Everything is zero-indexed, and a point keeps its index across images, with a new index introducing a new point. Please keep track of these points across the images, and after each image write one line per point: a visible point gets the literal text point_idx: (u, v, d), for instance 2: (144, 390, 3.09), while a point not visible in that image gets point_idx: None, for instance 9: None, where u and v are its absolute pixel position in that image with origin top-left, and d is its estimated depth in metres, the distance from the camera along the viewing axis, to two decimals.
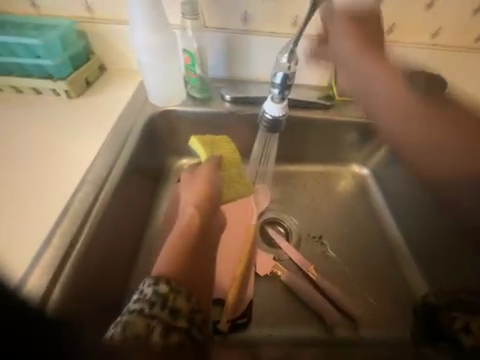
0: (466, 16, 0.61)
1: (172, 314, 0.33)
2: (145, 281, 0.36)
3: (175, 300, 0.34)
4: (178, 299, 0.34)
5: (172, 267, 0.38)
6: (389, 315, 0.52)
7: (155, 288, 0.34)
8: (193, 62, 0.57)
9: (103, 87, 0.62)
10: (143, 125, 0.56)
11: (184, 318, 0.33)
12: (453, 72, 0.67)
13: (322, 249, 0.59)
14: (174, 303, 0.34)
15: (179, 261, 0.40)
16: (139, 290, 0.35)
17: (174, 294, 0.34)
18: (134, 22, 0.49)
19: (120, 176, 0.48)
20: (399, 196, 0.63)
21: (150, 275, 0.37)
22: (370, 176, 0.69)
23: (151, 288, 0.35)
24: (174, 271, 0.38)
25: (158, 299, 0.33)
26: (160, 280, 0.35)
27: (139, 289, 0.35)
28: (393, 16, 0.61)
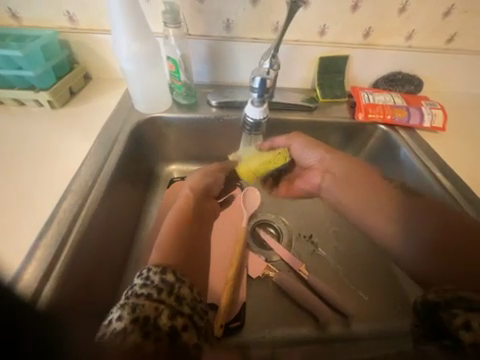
0: (437, 20, 0.64)
1: (177, 300, 0.34)
2: (151, 269, 0.37)
3: (181, 288, 0.36)
4: (183, 288, 0.36)
5: (168, 258, 0.41)
6: (380, 309, 0.53)
7: (162, 276, 0.36)
8: (177, 69, 0.58)
9: (88, 97, 0.62)
10: (129, 132, 0.56)
11: (188, 305, 0.35)
12: (428, 72, 0.71)
13: (313, 248, 0.60)
14: (180, 290, 0.35)
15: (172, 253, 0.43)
16: (145, 277, 0.36)
17: (179, 283, 0.36)
18: (115, 29, 0.48)
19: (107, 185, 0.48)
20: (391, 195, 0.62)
21: (155, 264, 0.38)
22: None
23: (158, 276, 0.36)
24: (170, 261, 0.41)
25: (165, 285, 0.35)
26: (166, 269, 0.37)
27: (144, 276, 0.36)
28: (369, 20, 0.63)
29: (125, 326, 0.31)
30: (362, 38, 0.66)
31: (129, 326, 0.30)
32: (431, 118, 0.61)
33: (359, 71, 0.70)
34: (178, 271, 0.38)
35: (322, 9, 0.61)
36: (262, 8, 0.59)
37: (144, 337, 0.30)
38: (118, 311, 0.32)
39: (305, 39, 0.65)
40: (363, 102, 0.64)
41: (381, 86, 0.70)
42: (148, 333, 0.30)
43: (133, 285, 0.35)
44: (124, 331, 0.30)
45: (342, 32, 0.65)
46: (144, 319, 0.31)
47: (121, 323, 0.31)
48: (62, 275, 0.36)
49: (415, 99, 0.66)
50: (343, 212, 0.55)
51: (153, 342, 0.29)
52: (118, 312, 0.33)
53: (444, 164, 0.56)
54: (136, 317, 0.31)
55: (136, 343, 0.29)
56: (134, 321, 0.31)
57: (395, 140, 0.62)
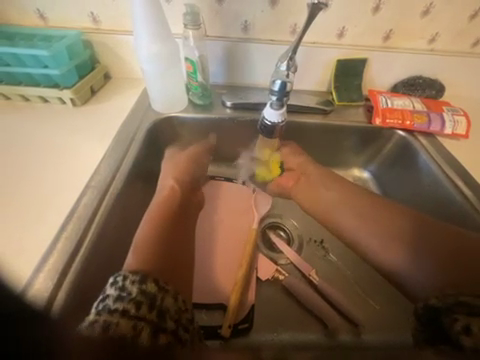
0: (462, 23, 0.62)
1: (160, 314, 0.33)
2: (127, 278, 0.35)
3: (163, 302, 0.35)
4: (166, 299, 0.35)
5: (151, 257, 0.40)
6: (393, 319, 0.51)
7: (141, 286, 0.34)
8: (194, 70, 0.58)
9: (107, 96, 0.64)
10: (146, 131, 0.58)
11: (172, 319, 0.34)
12: (450, 76, 0.69)
13: (324, 253, 0.59)
14: (162, 303, 0.34)
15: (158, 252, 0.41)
16: (120, 288, 0.34)
17: (162, 294, 0.35)
18: (138, 30, 0.49)
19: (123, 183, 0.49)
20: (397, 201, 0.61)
21: (132, 271, 0.36)
22: (371, 180, 0.69)
23: (136, 286, 0.34)
24: (153, 261, 0.39)
25: (145, 298, 0.33)
26: (147, 278, 0.36)
27: (119, 285, 0.34)
28: (390, 22, 0.62)
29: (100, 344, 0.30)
30: (382, 41, 0.65)
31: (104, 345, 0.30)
32: (452, 125, 0.59)
33: (378, 74, 0.68)
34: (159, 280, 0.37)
35: (341, 11, 0.61)
36: (280, 10, 0.59)
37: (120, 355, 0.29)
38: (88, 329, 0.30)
39: (322, 42, 0.65)
40: (381, 106, 0.63)
41: (399, 90, 0.68)
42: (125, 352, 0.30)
43: (106, 296, 0.34)
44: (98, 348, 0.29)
45: (361, 34, 0.64)
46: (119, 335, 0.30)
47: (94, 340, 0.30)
48: (81, 267, 0.38)
49: (435, 104, 0.64)
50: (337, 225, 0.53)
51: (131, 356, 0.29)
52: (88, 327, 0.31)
53: (465, 172, 0.54)
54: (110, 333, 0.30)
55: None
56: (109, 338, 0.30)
57: (413, 147, 0.60)
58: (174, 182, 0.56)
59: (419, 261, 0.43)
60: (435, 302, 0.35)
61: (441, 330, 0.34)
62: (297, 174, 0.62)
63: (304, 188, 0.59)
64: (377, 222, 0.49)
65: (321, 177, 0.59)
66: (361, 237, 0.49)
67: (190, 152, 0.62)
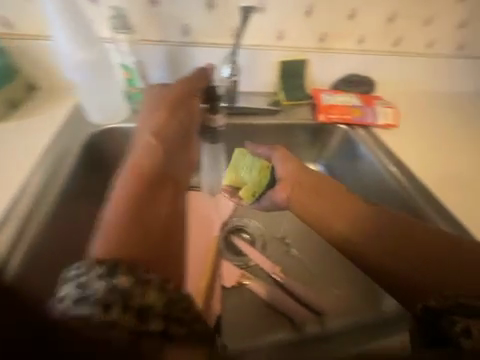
0: (382, 25, 0.69)
1: (145, 309, 0.27)
2: (92, 271, 0.29)
3: (148, 287, 0.28)
4: (149, 292, 0.28)
5: (125, 244, 0.33)
6: (352, 301, 0.55)
7: (112, 281, 0.28)
8: (133, 77, 0.55)
9: (34, 108, 0.56)
10: (82, 145, 0.53)
11: (160, 315, 0.27)
12: (381, 73, 0.76)
13: (286, 249, 0.60)
14: (142, 300, 0.27)
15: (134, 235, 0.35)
16: (81, 286, 0.28)
17: (144, 287, 0.28)
18: (59, 40, 0.47)
19: None
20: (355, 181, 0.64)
21: (98, 262, 0.30)
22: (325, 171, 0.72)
23: (105, 281, 0.28)
24: (129, 249, 0.33)
25: (117, 297, 0.27)
26: (128, 267, 0.30)
27: (80, 283, 0.28)
28: (323, 25, 0.66)
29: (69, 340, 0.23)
30: (319, 42, 0.69)
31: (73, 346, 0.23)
32: (383, 117, 0.66)
33: (319, 74, 0.72)
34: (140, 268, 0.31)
35: (277, 15, 0.63)
36: (218, 14, 0.59)
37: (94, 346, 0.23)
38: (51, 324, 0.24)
39: (264, 44, 0.66)
40: (322, 103, 0.67)
41: (340, 87, 0.73)
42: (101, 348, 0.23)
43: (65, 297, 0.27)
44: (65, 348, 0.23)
45: (299, 36, 0.67)
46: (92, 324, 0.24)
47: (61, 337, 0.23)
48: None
49: (370, 99, 0.70)
50: (317, 223, 0.48)
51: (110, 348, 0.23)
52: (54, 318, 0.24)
53: (395, 159, 0.60)
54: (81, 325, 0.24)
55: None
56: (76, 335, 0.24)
57: (354, 140, 0.65)
58: (143, 157, 0.45)
59: (418, 269, 0.40)
60: (433, 303, 0.35)
61: (438, 331, 0.33)
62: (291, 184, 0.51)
63: (300, 200, 0.50)
64: (377, 230, 0.44)
65: (317, 186, 0.50)
66: (345, 235, 0.45)
67: (172, 92, 0.52)
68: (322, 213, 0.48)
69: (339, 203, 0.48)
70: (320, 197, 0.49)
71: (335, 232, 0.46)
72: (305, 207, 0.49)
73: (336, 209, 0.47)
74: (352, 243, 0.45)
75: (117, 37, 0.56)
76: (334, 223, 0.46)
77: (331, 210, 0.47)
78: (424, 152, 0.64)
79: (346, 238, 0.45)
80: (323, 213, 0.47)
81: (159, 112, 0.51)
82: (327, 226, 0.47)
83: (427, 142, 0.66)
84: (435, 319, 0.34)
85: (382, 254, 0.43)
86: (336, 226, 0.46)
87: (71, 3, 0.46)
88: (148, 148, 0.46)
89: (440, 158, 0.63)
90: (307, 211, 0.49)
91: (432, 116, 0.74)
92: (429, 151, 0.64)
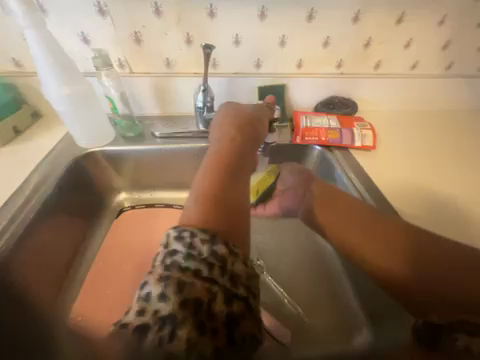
0: (360, 50, 0.71)
1: (232, 280, 0.27)
2: (195, 235, 0.28)
3: (226, 265, 0.27)
4: (237, 264, 0.28)
5: (206, 215, 0.31)
6: (322, 330, 0.51)
7: (213, 247, 0.28)
8: (114, 106, 0.63)
9: (34, 134, 0.64)
10: (65, 167, 0.57)
11: (244, 285, 0.28)
12: (362, 95, 0.77)
13: (259, 273, 0.59)
14: (234, 268, 0.28)
15: (214, 207, 0.32)
16: (188, 245, 0.27)
17: (233, 257, 0.28)
18: (44, 74, 0.52)
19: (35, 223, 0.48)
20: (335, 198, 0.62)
21: (198, 230, 0.29)
22: None
23: (207, 246, 0.27)
24: (211, 217, 0.31)
25: (217, 261, 0.27)
26: (215, 238, 0.29)
27: (187, 241, 0.28)
28: (298, 53, 0.70)
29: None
30: (296, 68, 0.72)
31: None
32: (361, 139, 0.66)
33: (299, 97, 0.75)
34: (218, 237, 0.29)
35: (253, 45, 0.67)
36: (197, 48, 0.65)
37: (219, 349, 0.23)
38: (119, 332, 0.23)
39: (243, 72, 0.70)
40: (301, 126, 0.68)
41: (320, 109, 0.74)
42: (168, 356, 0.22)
43: (174, 251, 0.27)
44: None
45: (276, 64, 0.71)
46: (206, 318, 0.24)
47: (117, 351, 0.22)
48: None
49: (351, 121, 0.70)
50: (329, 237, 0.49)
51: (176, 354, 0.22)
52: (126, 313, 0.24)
53: (370, 181, 0.59)
54: (177, 326, 0.23)
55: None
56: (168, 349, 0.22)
57: (331, 162, 0.65)
58: (224, 148, 0.43)
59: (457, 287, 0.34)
60: (436, 319, 0.32)
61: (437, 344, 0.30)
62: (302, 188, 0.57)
63: (315, 211, 0.52)
64: (381, 227, 0.43)
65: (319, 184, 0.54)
66: (362, 251, 0.43)
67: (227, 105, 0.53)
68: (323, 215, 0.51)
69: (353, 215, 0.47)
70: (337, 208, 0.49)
71: (350, 247, 0.45)
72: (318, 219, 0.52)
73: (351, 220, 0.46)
74: (367, 255, 0.42)
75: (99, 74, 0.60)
76: (350, 236, 0.46)
77: (344, 220, 0.47)
78: (404, 173, 0.61)
79: (364, 252, 0.43)
80: (337, 225, 0.48)
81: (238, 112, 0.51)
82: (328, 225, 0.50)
83: (409, 163, 0.64)
84: (433, 343, 0.30)
85: (387, 258, 0.40)
86: (351, 240, 0.45)
87: (54, 42, 0.51)
88: (233, 144, 0.44)
89: (423, 178, 0.60)
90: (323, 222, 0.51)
91: (418, 136, 0.73)
92: (410, 172, 0.62)
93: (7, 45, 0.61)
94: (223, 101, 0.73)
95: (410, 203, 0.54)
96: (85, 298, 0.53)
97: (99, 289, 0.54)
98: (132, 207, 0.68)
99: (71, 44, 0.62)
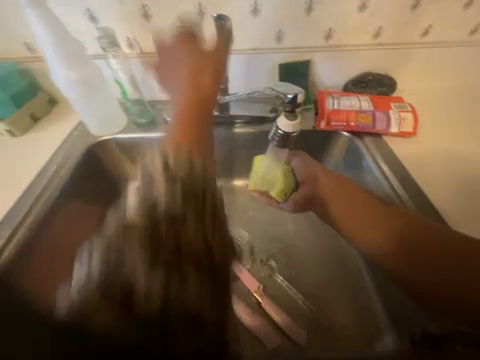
0: (405, 14, 0.59)
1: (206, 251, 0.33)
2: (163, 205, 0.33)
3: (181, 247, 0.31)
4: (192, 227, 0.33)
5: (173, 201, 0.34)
6: (340, 329, 0.49)
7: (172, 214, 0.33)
8: (124, 90, 0.61)
9: (50, 121, 0.64)
10: (79, 157, 0.57)
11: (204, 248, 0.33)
12: (403, 70, 0.65)
13: (271, 271, 0.56)
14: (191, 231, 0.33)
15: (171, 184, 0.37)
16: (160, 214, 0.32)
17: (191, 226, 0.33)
18: (51, 60, 0.50)
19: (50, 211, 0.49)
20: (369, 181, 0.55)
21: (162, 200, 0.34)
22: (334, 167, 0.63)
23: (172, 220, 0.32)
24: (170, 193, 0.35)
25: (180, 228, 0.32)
26: (184, 213, 0.33)
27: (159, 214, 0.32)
28: (327, 20, 0.59)
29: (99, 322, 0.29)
30: (324, 40, 0.62)
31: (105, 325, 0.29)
32: (398, 123, 0.57)
33: (325, 74, 0.65)
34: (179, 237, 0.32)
35: (275, 14, 0.59)
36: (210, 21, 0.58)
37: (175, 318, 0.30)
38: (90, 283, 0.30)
39: (263, 46, 0.62)
40: (327, 108, 0.59)
41: (350, 89, 0.64)
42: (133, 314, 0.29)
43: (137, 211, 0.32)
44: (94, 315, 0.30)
45: (300, 35, 0.61)
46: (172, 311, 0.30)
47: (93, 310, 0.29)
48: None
49: (386, 100, 0.60)
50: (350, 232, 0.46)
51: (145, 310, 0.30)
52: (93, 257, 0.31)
53: (406, 175, 0.51)
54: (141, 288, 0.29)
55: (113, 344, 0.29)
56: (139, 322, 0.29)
57: (360, 150, 0.58)
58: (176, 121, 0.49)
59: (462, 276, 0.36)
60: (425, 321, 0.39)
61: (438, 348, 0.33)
62: (312, 184, 0.52)
63: (335, 205, 0.48)
64: (411, 227, 0.40)
65: (338, 182, 0.49)
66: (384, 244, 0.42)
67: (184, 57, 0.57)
68: (344, 212, 0.47)
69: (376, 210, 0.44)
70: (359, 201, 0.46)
71: (371, 240, 0.43)
72: (338, 213, 0.48)
73: (375, 216, 0.44)
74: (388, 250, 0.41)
75: (108, 57, 0.58)
76: (371, 230, 0.43)
77: (366, 214, 0.45)
78: (447, 165, 0.53)
79: (385, 246, 0.42)
80: (360, 218, 0.45)
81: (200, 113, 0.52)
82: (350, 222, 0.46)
83: (456, 154, 0.54)
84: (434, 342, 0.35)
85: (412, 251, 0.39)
86: (373, 234, 0.43)
87: (59, 26, 0.48)
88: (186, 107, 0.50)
89: (470, 172, 0.51)
90: (342, 216, 0.47)
91: (471, 120, 0.61)
92: (456, 166, 0.53)
93: (17, 28, 0.59)
94: (240, 82, 0.65)
95: (452, 200, 0.48)
96: None
97: None
98: None
99: (76, 24, 0.58)
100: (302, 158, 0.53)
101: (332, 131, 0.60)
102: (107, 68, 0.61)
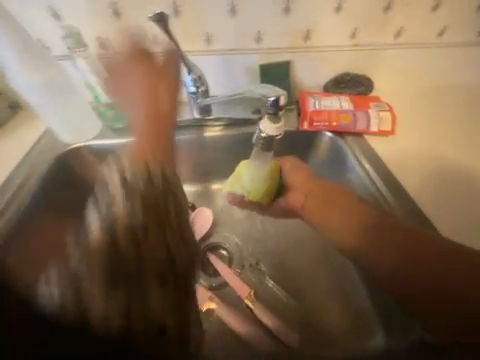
0: (378, 16, 0.60)
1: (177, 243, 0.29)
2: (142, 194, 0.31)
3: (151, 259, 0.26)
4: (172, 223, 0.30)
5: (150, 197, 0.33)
6: (329, 329, 0.50)
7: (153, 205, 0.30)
8: (97, 94, 0.56)
9: (13, 128, 0.59)
10: (48, 168, 0.53)
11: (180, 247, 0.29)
12: (379, 70, 0.67)
13: (260, 277, 0.55)
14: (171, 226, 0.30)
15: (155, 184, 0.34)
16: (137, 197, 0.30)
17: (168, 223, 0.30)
18: (9, 70, 0.46)
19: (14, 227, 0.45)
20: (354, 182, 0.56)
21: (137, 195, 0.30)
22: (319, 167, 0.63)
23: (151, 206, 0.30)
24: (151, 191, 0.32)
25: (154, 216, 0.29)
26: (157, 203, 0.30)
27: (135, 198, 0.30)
28: (305, 21, 0.60)
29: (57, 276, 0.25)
30: (303, 40, 0.62)
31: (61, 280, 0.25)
32: (377, 122, 0.58)
33: (305, 75, 0.65)
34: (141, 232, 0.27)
35: (253, 14, 0.58)
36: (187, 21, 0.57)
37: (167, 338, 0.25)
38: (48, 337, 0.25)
39: (242, 47, 0.61)
40: (308, 109, 0.60)
41: (330, 89, 0.65)
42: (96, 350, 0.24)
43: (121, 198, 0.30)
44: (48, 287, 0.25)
45: (279, 35, 0.61)
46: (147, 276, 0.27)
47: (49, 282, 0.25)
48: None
49: (366, 100, 0.62)
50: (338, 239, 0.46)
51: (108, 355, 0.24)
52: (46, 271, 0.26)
53: (386, 173, 0.53)
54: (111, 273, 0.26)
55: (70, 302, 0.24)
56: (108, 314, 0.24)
57: (343, 151, 0.58)
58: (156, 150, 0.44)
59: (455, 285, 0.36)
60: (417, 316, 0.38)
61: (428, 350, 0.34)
62: (303, 191, 0.51)
63: (324, 212, 0.48)
64: (402, 233, 0.41)
65: (321, 188, 0.50)
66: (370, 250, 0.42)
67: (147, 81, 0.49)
68: (327, 219, 0.48)
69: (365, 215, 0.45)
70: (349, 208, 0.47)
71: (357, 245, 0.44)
72: (326, 218, 0.48)
73: (364, 220, 0.44)
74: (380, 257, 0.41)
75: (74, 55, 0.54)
76: (360, 235, 0.44)
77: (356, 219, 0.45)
78: (423, 162, 0.55)
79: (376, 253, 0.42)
80: (349, 222, 0.45)
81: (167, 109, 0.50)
82: (333, 228, 0.47)
83: (432, 151, 0.57)
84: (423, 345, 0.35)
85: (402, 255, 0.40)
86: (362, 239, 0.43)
87: (18, 34, 0.46)
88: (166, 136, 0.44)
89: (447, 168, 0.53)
90: (331, 222, 0.47)
91: (444, 118, 0.64)
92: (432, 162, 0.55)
93: None
94: (221, 83, 0.64)
95: (427, 195, 0.50)
96: None
97: None
98: None
99: (38, 22, 0.53)
100: (286, 163, 0.53)
101: (315, 132, 0.61)
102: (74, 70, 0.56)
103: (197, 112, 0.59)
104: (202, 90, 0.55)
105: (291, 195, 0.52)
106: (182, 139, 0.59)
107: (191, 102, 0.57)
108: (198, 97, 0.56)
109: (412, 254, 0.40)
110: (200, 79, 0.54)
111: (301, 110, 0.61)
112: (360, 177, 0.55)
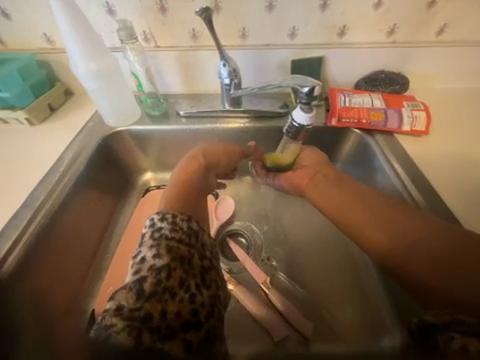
0: (421, 11, 0.58)
1: (202, 259, 0.35)
2: (176, 216, 0.37)
3: (200, 238, 0.37)
4: (204, 236, 0.38)
5: (177, 200, 0.42)
6: (341, 328, 0.49)
7: (189, 223, 0.37)
8: (140, 83, 0.62)
9: (68, 112, 0.67)
10: (94, 146, 0.59)
11: (208, 258, 0.36)
12: (414, 70, 0.65)
13: (275, 267, 0.56)
14: (201, 244, 0.36)
15: (188, 190, 0.46)
16: (171, 222, 0.36)
17: (196, 236, 0.36)
18: (70, 50, 0.51)
19: (65, 197, 0.51)
20: (380, 178, 0.55)
21: (165, 214, 0.38)
22: (344, 164, 0.65)
23: (185, 223, 0.37)
24: (174, 205, 0.41)
25: (187, 245, 0.34)
26: (191, 218, 0.39)
27: (170, 220, 0.36)
28: (341, 17, 0.59)
29: (118, 307, 0.29)
30: (337, 37, 0.62)
31: (121, 322, 0.28)
32: (410, 121, 0.57)
33: (336, 72, 0.66)
34: (192, 218, 0.39)
35: (289, 9, 0.58)
36: (225, 16, 0.59)
37: (197, 318, 0.30)
38: (109, 299, 0.29)
39: (276, 43, 0.63)
40: (338, 105, 0.59)
41: (362, 86, 0.64)
42: (144, 322, 0.28)
43: (160, 228, 0.35)
44: (110, 327, 0.28)
45: (313, 32, 0.61)
46: (190, 263, 0.33)
47: (111, 317, 0.28)
48: (4, 283, 0.40)
49: (400, 99, 0.60)
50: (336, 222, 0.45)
51: (151, 336, 0.27)
52: (102, 320, 0.29)
53: (417, 172, 0.51)
54: (149, 315, 0.28)
55: (129, 333, 0.27)
56: (160, 282, 0.30)
57: (372, 148, 0.58)
58: (186, 170, 0.50)
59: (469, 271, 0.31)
60: (430, 318, 0.29)
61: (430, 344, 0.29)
62: (312, 170, 0.52)
63: (324, 192, 0.48)
64: (403, 215, 0.38)
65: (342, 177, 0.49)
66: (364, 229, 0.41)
67: (197, 150, 0.54)
68: (348, 213, 0.43)
69: (365, 198, 0.43)
70: (349, 191, 0.46)
71: (351, 227, 0.43)
72: (323, 198, 0.48)
73: (362, 201, 0.43)
74: (377, 239, 0.39)
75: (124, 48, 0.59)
76: (355, 214, 0.42)
77: (353, 200, 0.44)
78: (458, 162, 0.52)
79: (374, 236, 0.39)
80: (348, 203, 0.44)
81: (193, 151, 0.55)
82: (347, 223, 0.43)
83: (470, 152, 0.54)
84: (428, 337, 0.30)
85: (401, 233, 0.37)
86: (360, 219, 0.41)
87: (79, 14, 0.48)
88: (195, 166, 0.51)
89: None
90: (330, 201, 0.47)
91: None
92: (469, 163, 0.52)
93: (35, 19, 0.60)
94: (251, 76, 0.67)
95: (465, 198, 0.46)
96: (113, 269, 0.57)
97: (123, 261, 0.57)
98: (157, 186, 0.69)
99: (96, 17, 0.59)
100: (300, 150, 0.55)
101: (342, 128, 0.61)
102: (124, 60, 0.64)
103: (228, 103, 0.62)
104: (235, 81, 0.57)
105: (298, 171, 0.53)
106: (211, 128, 0.63)
107: (222, 91, 0.60)
108: (229, 89, 0.58)
109: (434, 249, 0.34)
110: (234, 70, 0.55)
111: (330, 107, 0.62)
112: (387, 173, 0.53)
